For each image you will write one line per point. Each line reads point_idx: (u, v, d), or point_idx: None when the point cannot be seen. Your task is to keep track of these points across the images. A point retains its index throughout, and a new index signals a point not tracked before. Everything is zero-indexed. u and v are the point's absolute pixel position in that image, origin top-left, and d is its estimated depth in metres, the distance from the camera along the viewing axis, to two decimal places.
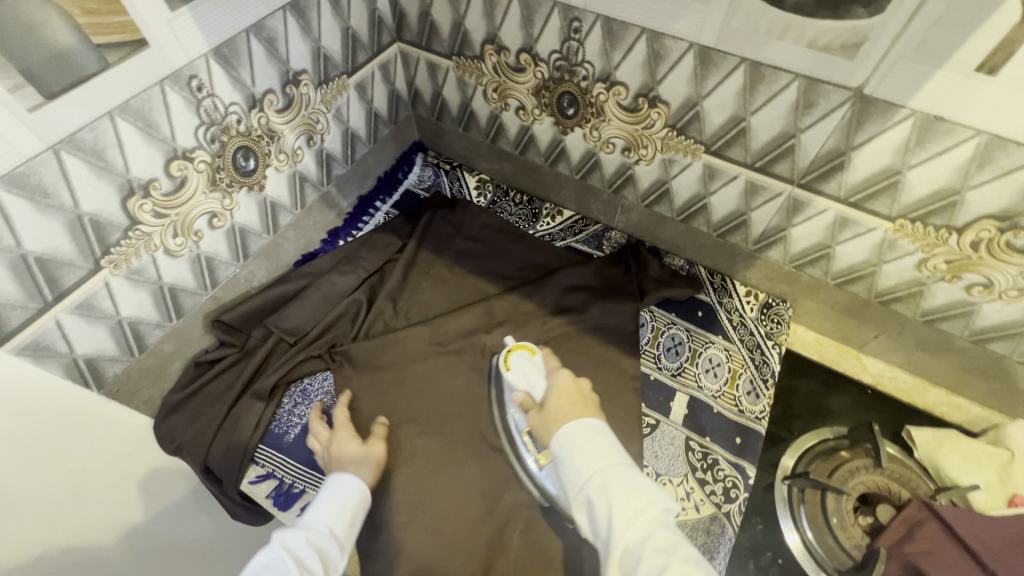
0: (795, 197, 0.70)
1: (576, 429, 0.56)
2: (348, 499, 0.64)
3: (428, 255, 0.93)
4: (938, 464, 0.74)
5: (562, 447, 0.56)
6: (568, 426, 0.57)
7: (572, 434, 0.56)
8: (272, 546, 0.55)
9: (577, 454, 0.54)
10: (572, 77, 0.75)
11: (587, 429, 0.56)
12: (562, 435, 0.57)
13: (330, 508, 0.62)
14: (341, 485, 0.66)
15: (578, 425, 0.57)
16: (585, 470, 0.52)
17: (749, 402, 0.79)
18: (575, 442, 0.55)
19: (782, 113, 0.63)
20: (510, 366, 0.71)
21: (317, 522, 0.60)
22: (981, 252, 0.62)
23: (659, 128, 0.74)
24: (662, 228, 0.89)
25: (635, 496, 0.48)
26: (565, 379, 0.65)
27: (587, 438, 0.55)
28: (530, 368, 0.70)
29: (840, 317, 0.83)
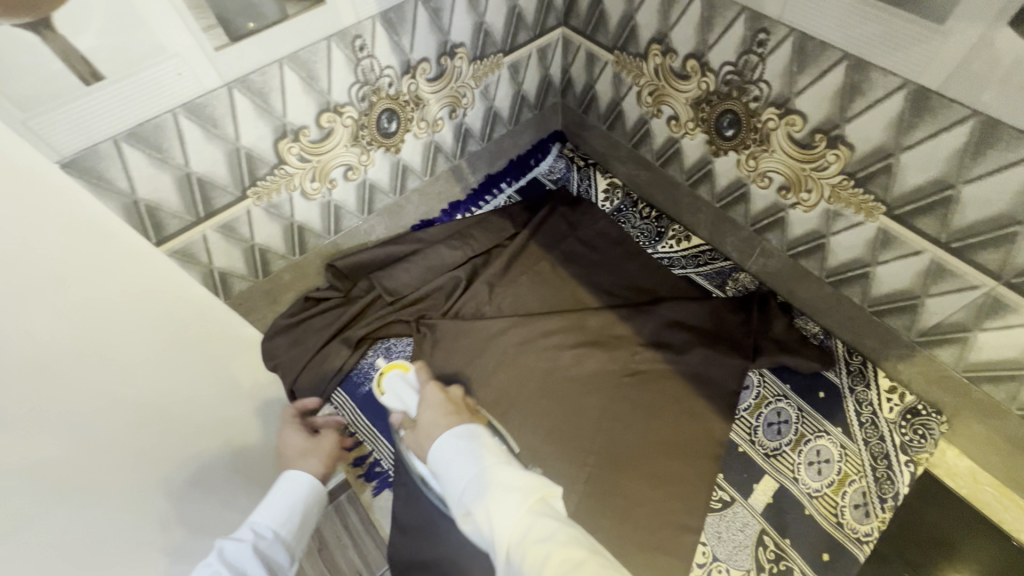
0: (996, 298, 0.55)
1: (450, 436, 0.51)
2: (293, 491, 0.58)
3: (537, 249, 0.91)
4: None
5: (437, 458, 0.50)
6: (437, 444, 0.51)
7: (449, 443, 0.51)
8: (208, 558, 0.50)
9: (455, 458, 0.49)
10: (741, 95, 0.65)
11: (460, 432, 0.51)
12: (437, 446, 0.51)
13: (267, 504, 0.57)
14: (283, 478, 0.59)
15: (446, 439, 0.51)
16: (462, 476, 0.48)
17: (853, 517, 0.66)
18: (452, 449, 0.50)
19: (1011, 191, 0.48)
20: (384, 388, 0.65)
21: (264, 525, 0.55)
22: None
23: (833, 173, 0.62)
24: (803, 286, 0.77)
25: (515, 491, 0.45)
26: (432, 388, 0.59)
27: (455, 447, 0.50)
28: (401, 386, 0.63)
29: (1018, 456, 0.66)
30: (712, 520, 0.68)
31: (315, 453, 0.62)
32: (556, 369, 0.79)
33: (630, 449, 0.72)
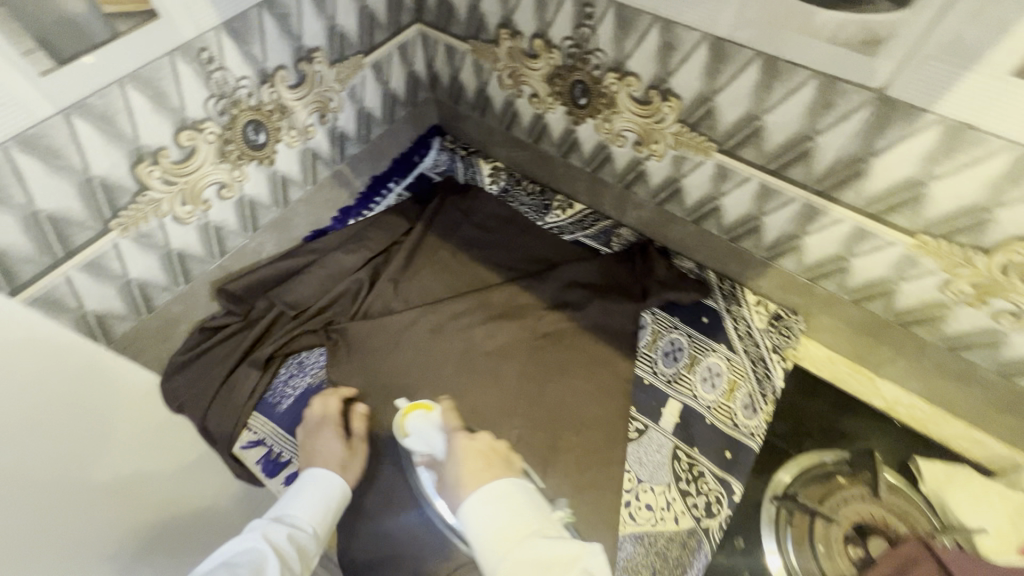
0: (811, 205, 0.66)
1: (484, 492, 0.53)
2: (331, 489, 0.63)
3: (434, 240, 0.94)
4: (944, 500, 0.69)
5: (468, 519, 0.52)
6: (469, 505, 0.52)
7: (483, 505, 0.52)
8: (249, 532, 0.52)
9: (489, 521, 0.51)
10: (584, 65, 0.72)
11: (495, 492, 0.53)
12: (467, 504, 0.53)
13: (303, 497, 0.60)
14: (322, 475, 0.64)
15: (479, 500, 0.52)
16: (497, 541, 0.49)
17: (745, 416, 0.76)
18: (484, 507, 0.52)
19: (799, 112, 0.58)
20: (407, 430, 0.68)
21: (301, 518, 0.57)
22: (1011, 278, 0.57)
23: (671, 123, 0.70)
24: (673, 229, 0.86)
25: (556, 560, 0.46)
26: (461, 438, 0.61)
27: (490, 509, 0.52)
28: (429, 426, 0.68)
29: (857, 335, 0.78)
30: (632, 449, 0.74)
31: (348, 464, 0.69)
32: (471, 347, 0.82)
33: (553, 408, 0.77)
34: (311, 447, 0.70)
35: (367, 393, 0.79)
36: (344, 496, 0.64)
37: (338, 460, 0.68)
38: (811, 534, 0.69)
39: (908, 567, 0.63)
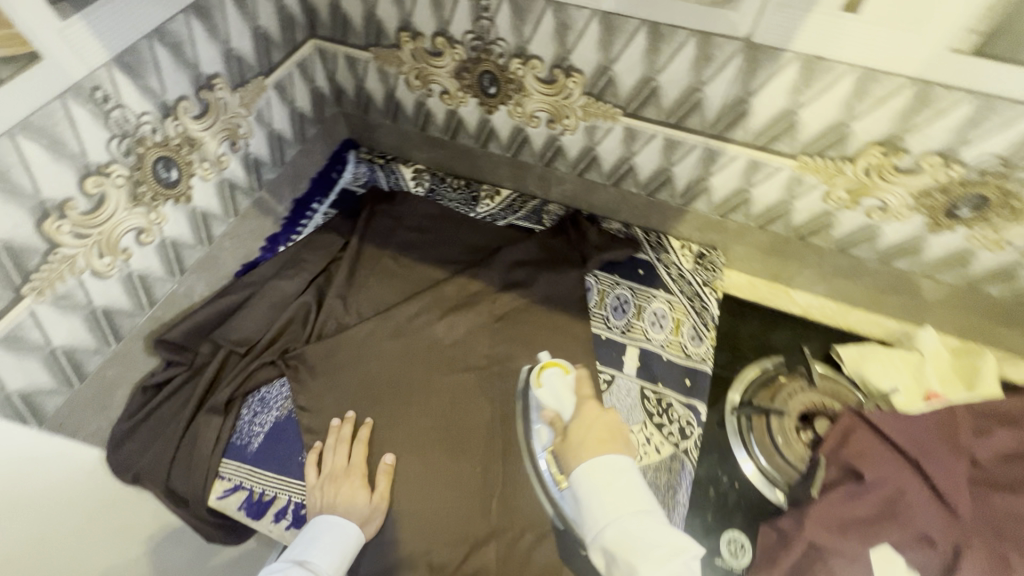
0: (710, 149, 0.75)
1: (595, 462, 0.56)
2: (346, 535, 0.66)
3: (373, 249, 0.94)
4: (863, 374, 0.80)
5: (580, 485, 0.55)
6: (590, 467, 0.55)
7: (595, 482, 0.54)
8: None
9: (600, 495, 0.54)
10: (489, 55, 0.77)
11: (610, 466, 0.55)
12: (581, 469, 0.56)
13: (321, 544, 0.64)
14: (338, 521, 0.67)
15: (600, 465, 0.55)
16: (606, 513, 0.52)
17: (694, 346, 0.84)
18: (598, 476, 0.54)
19: (686, 68, 0.67)
20: (541, 382, 0.71)
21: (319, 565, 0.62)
22: (874, 177, 0.69)
23: (578, 96, 0.77)
24: (597, 195, 0.93)
25: (659, 552, 0.48)
26: (591, 405, 0.64)
27: (607, 478, 0.54)
28: (561, 388, 0.69)
29: (767, 257, 0.89)
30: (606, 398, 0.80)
31: (374, 514, 0.70)
32: (435, 343, 0.85)
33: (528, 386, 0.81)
34: (337, 495, 0.70)
35: (340, 410, 0.78)
36: (358, 546, 0.67)
37: (365, 511, 0.69)
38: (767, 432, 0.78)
39: (847, 435, 0.72)
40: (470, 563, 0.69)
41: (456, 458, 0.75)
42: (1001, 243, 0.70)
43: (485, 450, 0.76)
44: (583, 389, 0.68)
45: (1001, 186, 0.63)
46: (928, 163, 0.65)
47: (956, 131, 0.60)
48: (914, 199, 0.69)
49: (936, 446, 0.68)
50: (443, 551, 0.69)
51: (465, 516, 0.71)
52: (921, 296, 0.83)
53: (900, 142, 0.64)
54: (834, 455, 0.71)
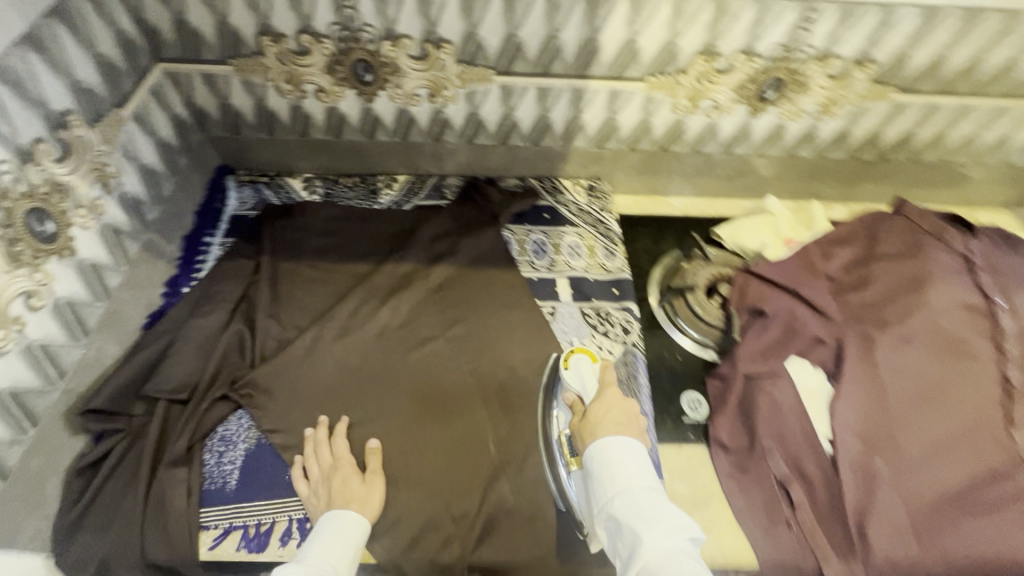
0: (576, 88, 0.87)
1: (607, 440, 0.63)
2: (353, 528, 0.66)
3: (288, 264, 0.92)
4: (741, 244, 0.98)
5: (593, 459, 0.63)
6: (603, 442, 0.63)
7: (607, 456, 0.62)
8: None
9: (611, 470, 0.61)
10: (358, 43, 0.80)
11: (620, 444, 0.63)
12: (594, 446, 0.64)
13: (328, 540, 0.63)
14: (343, 516, 0.66)
15: (612, 443, 0.63)
16: (615, 485, 0.60)
17: (610, 261, 0.97)
18: (609, 451, 0.62)
19: (540, 20, 0.77)
20: (568, 364, 0.77)
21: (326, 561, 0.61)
22: (703, 82, 0.86)
23: (453, 66, 0.83)
24: (488, 158, 1.01)
25: (660, 525, 0.55)
26: (613, 388, 0.71)
27: (618, 456, 0.62)
28: (587, 374, 0.75)
29: (642, 175, 1.05)
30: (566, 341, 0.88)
31: (370, 498, 0.70)
32: (384, 328, 0.87)
33: (485, 340, 0.87)
34: (331, 488, 0.69)
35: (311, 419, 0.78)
36: (357, 532, 0.66)
37: (360, 493, 0.70)
38: (687, 310, 0.93)
39: (745, 289, 0.89)
40: (487, 501, 0.73)
41: (439, 420, 0.79)
42: (799, 112, 0.91)
43: (465, 404, 0.80)
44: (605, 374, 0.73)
45: (789, 67, 0.83)
46: (737, 61, 0.82)
47: (750, 31, 0.78)
48: (735, 93, 0.88)
49: (800, 272, 0.87)
50: (459, 502, 0.73)
51: (469, 466, 0.75)
52: (759, 173, 1.04)
53: (715, 48, 0.81)
54: (741, 305, 0.88)
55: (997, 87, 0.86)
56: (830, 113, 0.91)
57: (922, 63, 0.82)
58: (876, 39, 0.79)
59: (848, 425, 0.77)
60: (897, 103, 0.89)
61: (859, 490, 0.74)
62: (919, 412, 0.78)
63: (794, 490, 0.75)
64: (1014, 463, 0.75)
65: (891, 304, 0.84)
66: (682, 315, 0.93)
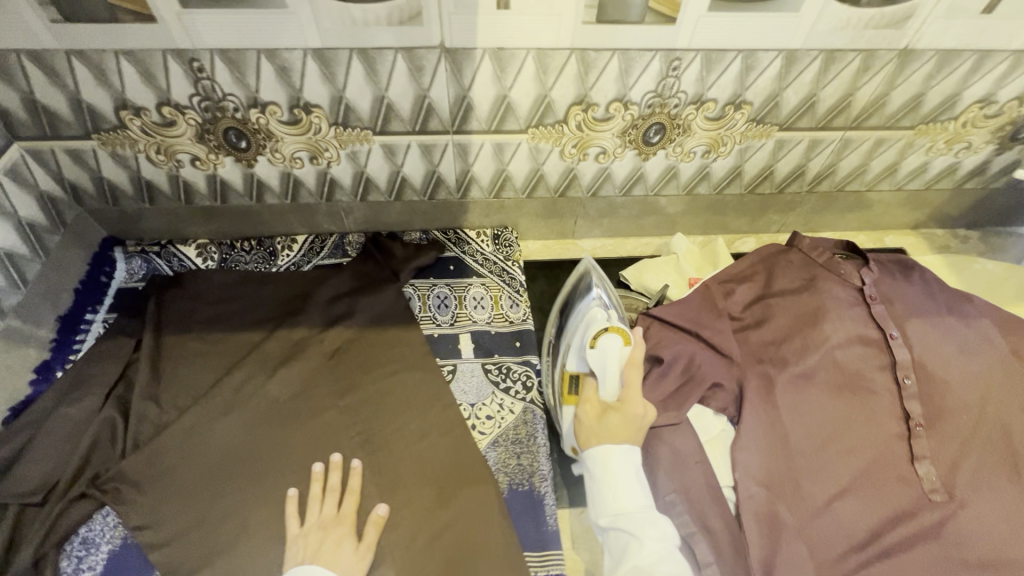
0: (458, 142, 0.86)
1: (606, 448, 0.68)
2: None
3: (174, 337, 0.88)
4: (645, 284, 0.97)
5: (595, 465, 0.68)
6: (605, 448, 0.68)
7: (604, 463, 0.68)
8: None
9: (609, 478, 0.67)
10: (224, 112, 0.78)
11: (619, 454, 0.68)
12: (592, 453, 0.69)
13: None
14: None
15: (613, 451, 0.68)
16: (613, 495, 0.66)
17: (513, 311, 0.94)
18: (610, 464, 0.67)
19: (405, 80, 0.76)
20: (597, 343, 0.76)
21: None
22: (585, 130, 0.85)
23: (327, 128, 0.82)
24: (386, 214, 0.99)
25: (652, 529, 0.63)
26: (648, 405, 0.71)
27: (616, 464, 0.67)
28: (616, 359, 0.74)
29: (547, 220, 1.04)
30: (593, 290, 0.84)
31: (365, 553, 0.69)
32: (271, 402, 0.82)
33: (381, 407, 0.83)
34: (319, 545, 0.69)
35: (181, 512, 0.72)
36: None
37: (349, 561, 0.68)
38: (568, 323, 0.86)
39: (647, 333, 0.87)
40: None
41: None
42: (687, 153, 0.91)
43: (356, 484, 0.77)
44: (630, 376, 0.74)
45: (667, 112, 0.84)
46: (613, 109, 0.82)
47: (619, 80, 0.78)
48: (620, 138, 0.87)
49: (701, 313, 0.86)
50: None
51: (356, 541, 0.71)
52: (663, 211, 1.04)
53: (589, 98, 0.80)
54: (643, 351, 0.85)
55: (872, 120, 0.88)
56: (718, 151, 0.91)
57: (794, 102, 0.83)
58: (744, 81, 0.79)
59: (751, 473, 0.75)
60: (780, 139, 0.90)
61: (765, 541, 0.71)
62: (821, 452, 0.76)
63: (699, 547, 0.71)
64: (919, 499, 0.73)
65: (788, 342, 0.83)
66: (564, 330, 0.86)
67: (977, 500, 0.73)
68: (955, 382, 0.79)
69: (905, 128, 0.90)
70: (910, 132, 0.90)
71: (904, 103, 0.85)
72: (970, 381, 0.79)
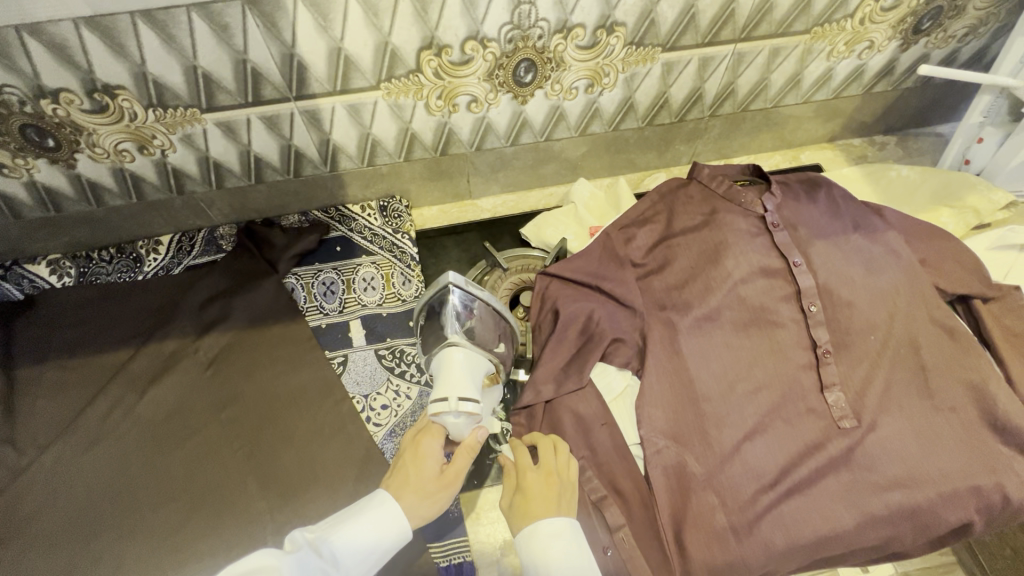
0: (304, 109, 0.76)
1: (533, 530, 0.60)
2: (391, 529, 0.59)
3: (26, 370, 0.79)
4: (545, 239, 0.92)
5: (523, 551, 0.60)
6: (532, 529, 0.60)
7: (534, 546, 0.59)
8: (337, 544, 0.57)
9: (541, 561, 0.58)
10: (10, 108, 0.66)
11: (547, 531, 0.59)
12: (521, 536, 0.60)
13: (362, 520, 0.59)
14: (390, 506, 0.60)
15: (540, 530, 0.59)
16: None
17: (406, 289, 0.88)
18: (536, 541, 0.59)
19: (213, 44, 0.65)
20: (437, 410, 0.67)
21: (344, 553, 0.57)
22: (446, 77, 0.75)
23: (144, 113, 0.71)
24: (255, 199, 0.89)
25: None
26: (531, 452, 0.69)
27: (546, 544, 0.58)
28: (465, 424, 0.67)
29: (438, 183, 0.95)
30: (449, 302, 0.71)
31: (450, 475, 0.64)
32: (146, 425, 0.76)
33: (269, 412, 0.78)
34: (407, 459, 0.65)
35: (55, 558, 0.68)
36: (388, 538, 0.59)
37: (431, 483, 0.63)
38: (436, 330, 0.73)
39: (545, 293, 0.81)
40: None
41: (219, 522, 0.71)
42: (569, 90, 0.82)
43: (246, 499, 0.72)
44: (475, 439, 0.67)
45: (532, 46, 0.74)
46: (471, 49, 0.72)
47: (466, 15, 0.68)
48: (488, 83, 0.78)
49: (600, 264, 0.79)
50: None
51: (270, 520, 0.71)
52: (561, 156, 0.96)
53: (438, 41, 0.70)
54: (540, 316, 0.80)
55: (762, 29, 0.79)
56: (602, 84, 0.83)
57: (672, 18, 0.74)
58: None
59: (657, 427, 0.71)
60: (666, 61, 0.81)
61: (673, 494, 0.69)
62: (727, 395, 0.73)
63: (610, 513, 0.68)
64: (829, 428, 0.71)
65: (691, 284, 0.78)
66: (430, 342, 0.73)
67: (887, 420, 0.71)
68: (861, 303, 0.76)
69: (799, 32, 0.82)
70: (806, 37, 0.83)
71: (794, 5, 0.77)
72: (876, 300, 0.76)
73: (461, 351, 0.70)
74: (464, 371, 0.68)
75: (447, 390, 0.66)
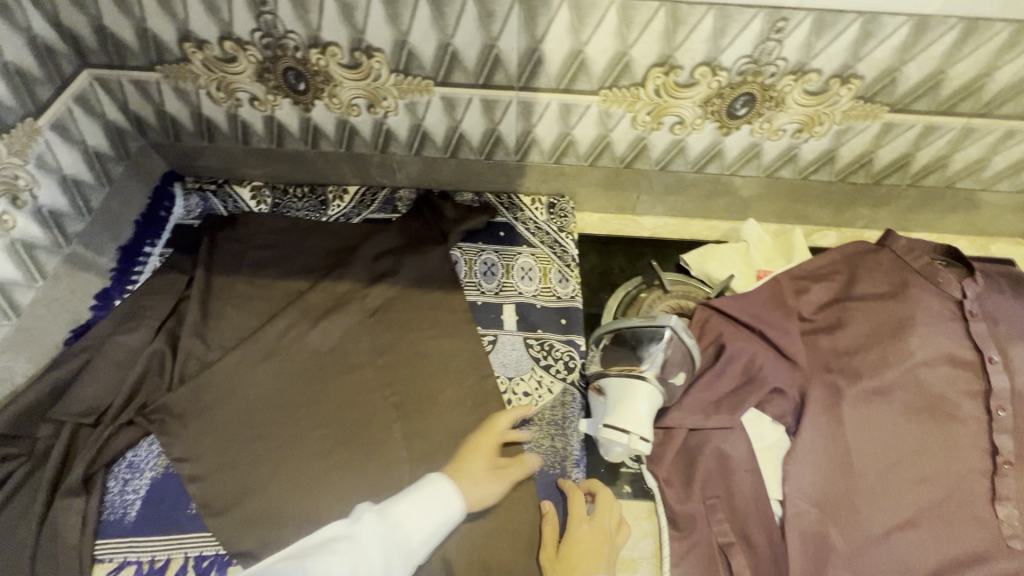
0: (523, 100, 0.80)
1: None
2: (448, 512, 0.65)
3: (222, 277, 0.88)
4: (708, 271, 0.91)
5: None
6: None
7: None
8: (402, 522, 0.63)
9: None
10: (284, 51, 0.75)
11: None
12: None
13: (418, 494, 0.66)
14: (445, 492, 0.67)
15: None
16: None
17: (562, 287, 0.91)
18: None
19: (473, 27, 0.70)
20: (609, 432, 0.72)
21: (412, 532, 0.63)
22: (664, 96, 0.77)
23: (387, 76, 0.78)
24: (441, 171, 0.95)
25: None
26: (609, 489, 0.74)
27: None
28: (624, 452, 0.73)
29: (608, 193, 0.97)
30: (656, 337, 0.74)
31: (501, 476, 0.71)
32: (312, 352, 0.83)
33: (421, 370, 0.82)
34: (467, 453, 0.72)
35: (221, 450, 0.75)
36: (449, 516, 0.65)
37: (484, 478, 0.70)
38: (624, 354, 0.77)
39: (705, 324, 0.80)
40: None
41: (357, 461, 0.76)
42: (775, 130, 0.81)
43: (390, 444, 0.77)
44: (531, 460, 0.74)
45: (760, 82, 0.74)
46: (699, 74, 0.73)
47: (711, 41, 0.69)
48: (701, 109, 0.79)
49: (773, 312, 0.76)
50: None
51: (407, 469, 0.75)
52: (738, 194, 0.95)
53: (673, 59, 0.72)
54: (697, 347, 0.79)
55: (1006, 108, 0.75)
56: (812, 131, 0.81)
57: (914, 80, 0.72)
58: (859, 51, 0.69)
59: (803, 490, 0.69)
60: (889, 122, 0.78)
61: (808, 561, 0.66)
62: (886, 477, 0.69)
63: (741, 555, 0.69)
64: (997, 545, 0.66)
65: (865, 352, 0.75)
66: (609, 364, 0.78)
67: None
68: None
69: None
70: None
71: None
72: None
73: (653, 392, 0.72)
74: (646, 411, 0.72)
75: (628, 425, 0.71)
